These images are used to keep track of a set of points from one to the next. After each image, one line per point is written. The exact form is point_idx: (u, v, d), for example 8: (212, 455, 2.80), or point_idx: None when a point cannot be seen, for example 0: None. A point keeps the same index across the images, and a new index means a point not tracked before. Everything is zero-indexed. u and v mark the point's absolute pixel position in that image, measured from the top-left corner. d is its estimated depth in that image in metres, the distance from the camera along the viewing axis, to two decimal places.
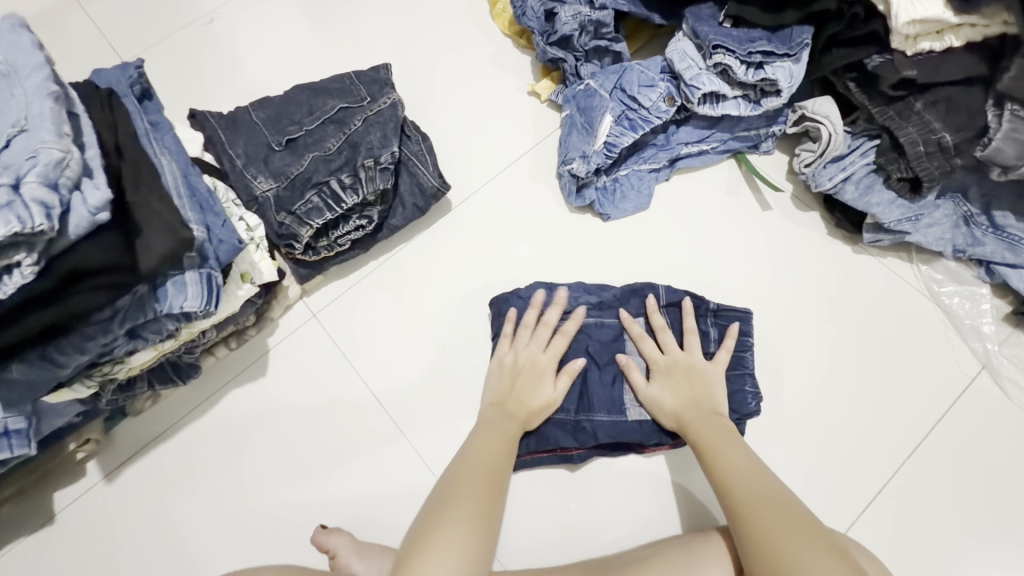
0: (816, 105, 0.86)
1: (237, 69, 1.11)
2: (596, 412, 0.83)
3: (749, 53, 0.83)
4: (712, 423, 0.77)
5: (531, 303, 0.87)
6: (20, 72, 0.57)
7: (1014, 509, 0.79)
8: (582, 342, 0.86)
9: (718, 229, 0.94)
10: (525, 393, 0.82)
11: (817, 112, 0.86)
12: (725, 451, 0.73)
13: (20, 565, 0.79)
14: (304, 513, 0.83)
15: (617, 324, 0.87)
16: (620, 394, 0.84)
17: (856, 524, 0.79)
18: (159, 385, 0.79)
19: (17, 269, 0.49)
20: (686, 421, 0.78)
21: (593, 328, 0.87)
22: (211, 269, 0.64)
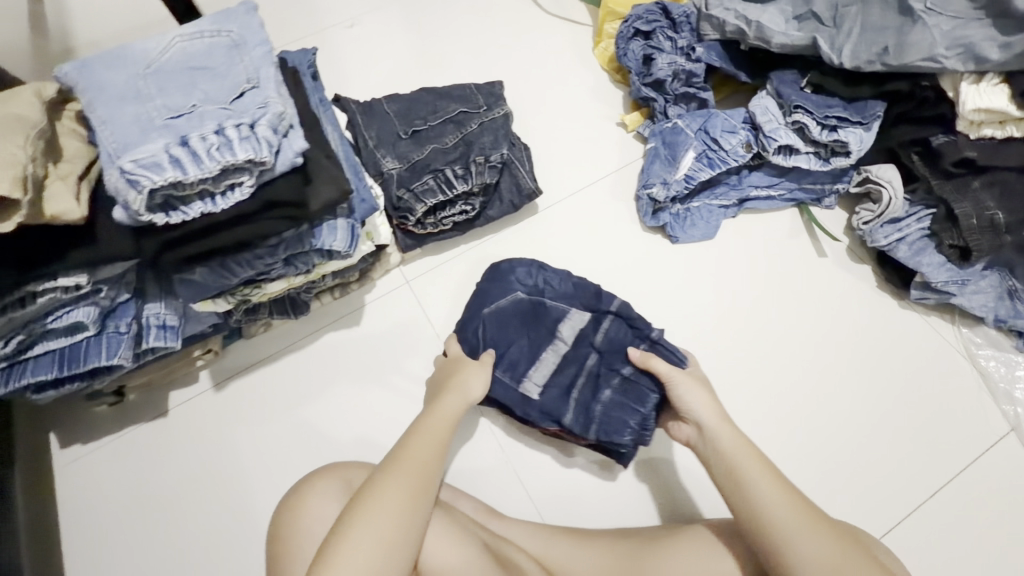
0: (880, 171, 0.97)
1: (370, 66, 1.29)
2: (499, 371, 0.91)
3: (826, 116, 0.95)
4: (736, 438, 0.73)
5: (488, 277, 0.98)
6: (248, 44, 0.73)
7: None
8: (528, 316, 0.94)
9: (776, 266, 1.04)
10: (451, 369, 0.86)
11: (881, 177, 0.97)
12: (751, 475, 0.69)
13: (135, 445, 0.92)
14: (374, 450, 0.94)
15: (570, 313, 0.94)
16: (527, 367, 0.91)
17: None
18: (276, 315, 0.93)
19: (238, 188, 0.63)
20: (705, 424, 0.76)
21: (541, 308, 0.95)
22: (355, 221, 0.78)
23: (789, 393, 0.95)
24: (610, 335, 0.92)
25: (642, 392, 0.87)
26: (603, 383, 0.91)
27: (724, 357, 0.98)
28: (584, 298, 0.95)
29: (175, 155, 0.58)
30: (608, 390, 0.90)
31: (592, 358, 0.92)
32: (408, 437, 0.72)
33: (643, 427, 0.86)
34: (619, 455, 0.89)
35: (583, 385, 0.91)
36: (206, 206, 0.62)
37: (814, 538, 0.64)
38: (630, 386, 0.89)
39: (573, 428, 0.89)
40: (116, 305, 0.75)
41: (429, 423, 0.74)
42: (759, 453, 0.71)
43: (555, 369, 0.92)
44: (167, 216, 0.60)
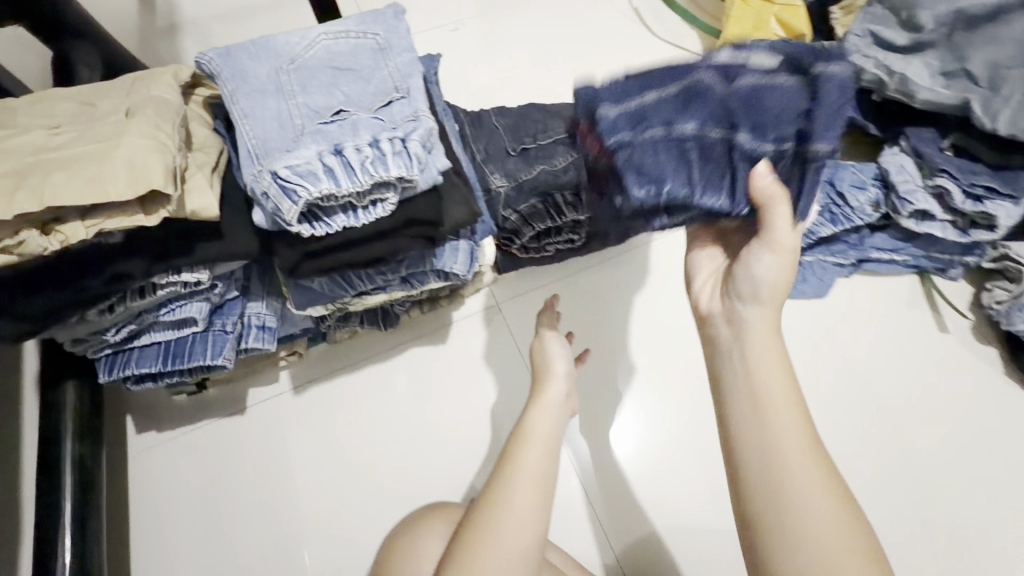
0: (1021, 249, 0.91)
1: (470, 74, 1.26)
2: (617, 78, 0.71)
3: (975, 184, 0.87)
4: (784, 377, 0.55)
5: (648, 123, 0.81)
6: (394, 50, 0.71)
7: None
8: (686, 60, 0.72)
9: (890, 336, 0.98)
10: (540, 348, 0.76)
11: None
12: (783, 417, 0.54)
13: (211, 440, 0.90)
14: (451, 474, 0.91)
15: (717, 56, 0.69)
16: (640, 93, 0.69)
17: None
18: (367, 325, 0.90)
19: (381, 203, 0.59)
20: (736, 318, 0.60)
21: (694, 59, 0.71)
22: (475, 243, 0.74)
23: (889, 472, 0.90)
24: (710, 87, 0.67)
25: (716, 176, 0.66)
26: (685, 120, 0.67)
27: (825, 425, 0.93)
28: (715, 56, 0.69)
29: (329, 165, 0.56)
30: (681, 133, 0.67)
31: (709, 82, 0.68)
32: (500, 474, 0.63)
33: (685, 198, 0.67)
34: (645, 217, 0.71)
35: (662, 103, 0.69)
36: (348, 220, 0.58)
37: (821, 485, 0.51)
38: (704, 153, 0.67)
39: (602, 132, 0.69)
40: (224, 302, 0.72)
41: (522, 459, 0.64)
42: (793, 376, 0.55)
43: (648, 81, 0.70)
44: (311, 227, 0.57)
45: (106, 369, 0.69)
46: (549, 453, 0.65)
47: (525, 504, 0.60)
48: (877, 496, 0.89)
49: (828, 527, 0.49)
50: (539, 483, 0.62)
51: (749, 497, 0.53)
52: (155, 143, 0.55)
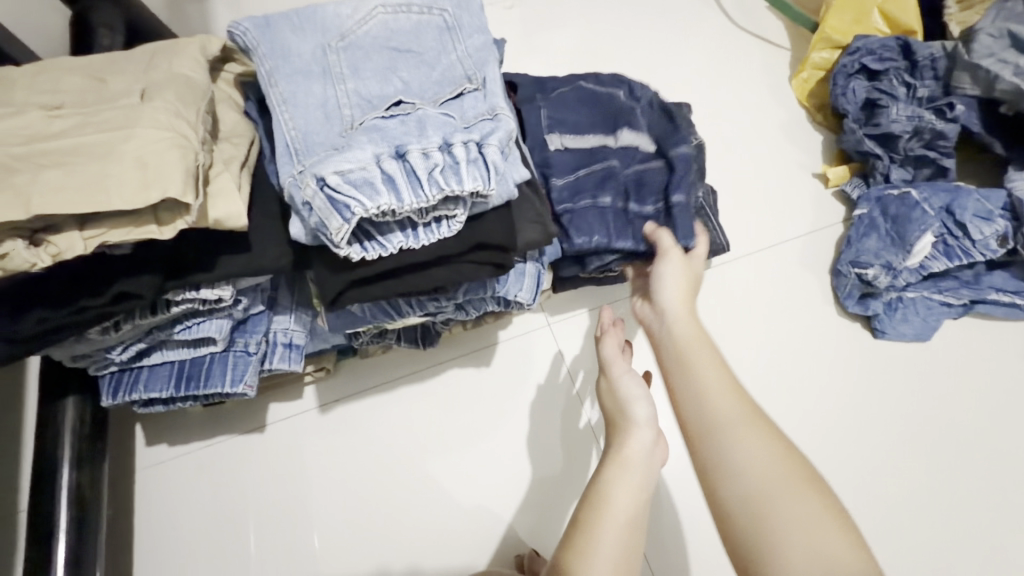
0: None
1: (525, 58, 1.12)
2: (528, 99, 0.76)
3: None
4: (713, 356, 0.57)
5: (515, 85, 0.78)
6: (464, 29, 0.59)
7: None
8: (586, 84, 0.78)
9: (1005, 391, 0.84)
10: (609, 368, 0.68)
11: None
12: (705, 380, 0.55)
13: (225, 458, 0.81)
14: (491, 520, 0.80)
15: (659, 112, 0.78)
16: (588, 138, 0.75)
17: None
18: (404, 343, 0.79)
19: (446, 222, 0.48)
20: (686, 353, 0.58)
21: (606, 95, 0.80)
22: (543, 266, 0.63)
23: (1006, 558, 0.76)
24: (645, 173, 0.75)
25: (637, 233, 0.72)
26: (613, 191, 0.72)
27: (925, 491, 0.80)
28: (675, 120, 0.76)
29: (389, 172, 0.44)
30: (610, 202, 0.72)
31: (618, 164, 0.74)
32: (573, 542, 0.54)
33: (606, 247, 0.71)
34: (582, 259, 0.74)
35: (595, 177, 0.72)
36: (407, 240, 0.47)
37: (749, 436, 0.50)
38: (623, 218, 0.72)
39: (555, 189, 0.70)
40: (248, 317, 0.62)
41: (599, 535, 0.53)
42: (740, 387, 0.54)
43: (588, 151, 0.74)
44: (363, 247, 0.46)
45: (108, 394, 0.60)
46: (633, 532, 0.54)
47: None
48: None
49: (764, 472, 0.48)
50: (621, 568, 0.52)
51: (693, 449, 0.53)
52: (176, 138, 0.44)
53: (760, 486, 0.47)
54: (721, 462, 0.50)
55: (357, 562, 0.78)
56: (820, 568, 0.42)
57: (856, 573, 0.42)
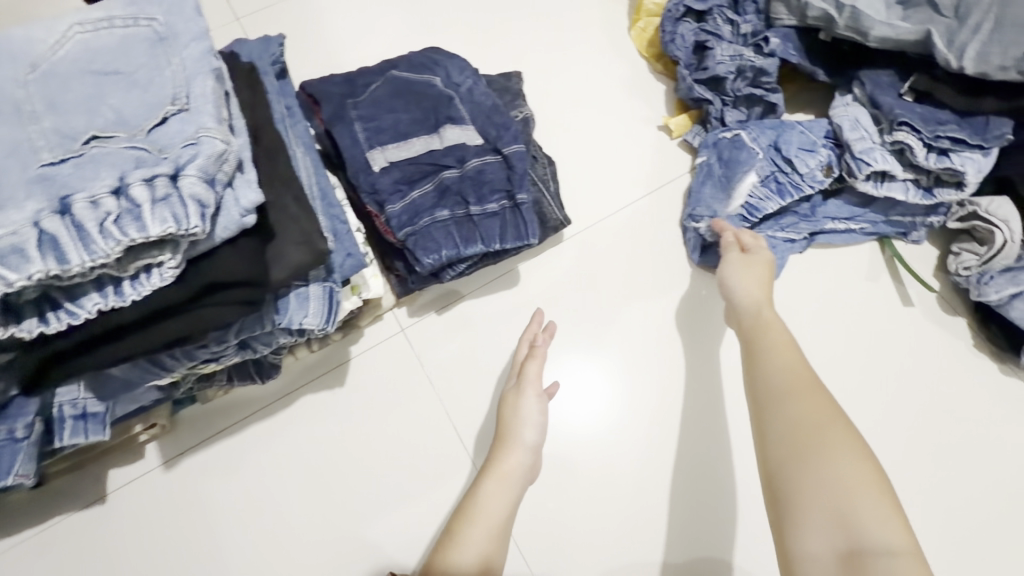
0: (993, 206, 0.78)
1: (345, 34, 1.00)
2: (348, 116, 0.72)
3: (933, 137, 0.76)
4: (784, 333, 0.61)
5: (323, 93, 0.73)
6: (180, 39, 0.52)
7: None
8: (402, 86, 0.76)
9: (852, 316, 0.86)
10: (510, 403, 0.72)
11: (994, 214, 0.77)
12: (773, 350, 0.59)
13: (62, 540, 0.74)
14: (365, 548, 0.76)
15: (487, 103, 0.77)
16: (415, 147, 0.72)
17: None
18: (237, 381, 0.73)
19: (156, 270, 0.42)
20: (756, 312, 0.64)
21: (423, 86, 0.77)
22: (334, 284, 0.58)
23: None
24: (484, 168, 0.71)
25: (485, 235, 0.69)
26: (450, 201, 0.70)
27: None
28: (504, 116, 0.76)
29: (49, 232, 0.38)
30: (449, 212, 0.69)
31: (452, 171, 0.71)
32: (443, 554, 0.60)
33: (456, 258, 0.69)
34: (435, 273, 0.72)
35: (430, 194, 0.70)
36: (107, 300, 0.42)
37: (805, 411, 0.53)
38: (469, 224, 0.69)
39: (389, 218, 0.68)
40: (8, 401, 0.54)
41: (467, 540, 0.61)
42: (823, 386, 0.55)
43: (417, 162, 0.71)
44: (45, 320, 0.40)
45: None
46: (497, 540, 0.62)
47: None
48: None
49: (814, 434, 0.51)
50: (479, 570, 0.59)
51: (759, 414, 0.56)
52: None
53: (806, 441, 0.51)
54: (781, 423, 0.53)
55: None
56: (843, 516, 0.47)
57: (869, 512, 0.47)
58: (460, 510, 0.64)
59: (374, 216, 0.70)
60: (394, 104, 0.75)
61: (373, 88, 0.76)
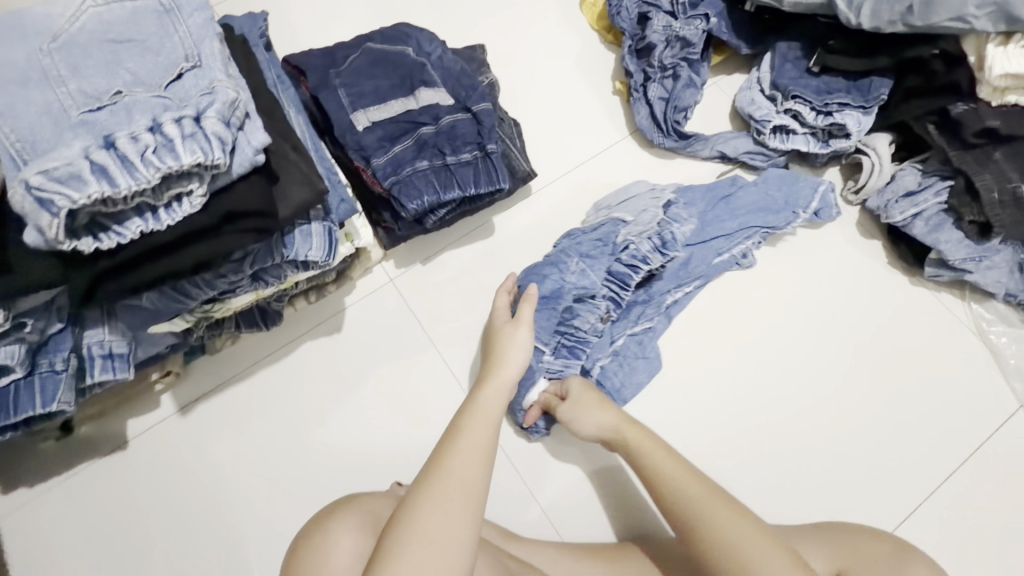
0: (870, 139, 0.97)
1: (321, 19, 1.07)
2: (333, 83, 0.80)
3: (655, 251, 0.87)
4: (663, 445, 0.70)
5: (306, 65, 0.81)
6: (183, 10, 0.59)
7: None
8: (378, 55, 0.85)
9: (787, 244, 0.97)
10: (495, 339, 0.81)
11: (870, 144, 0.96)
12: (662, 462, 0.68)
13: (89, 484, 0.81)
14: (370, 470, 0.85)
15: (456, 69, 0.86)
16: (394, 107, 0.81)
17: (898, 530, 0.81)
18: (244, 328, 0.81)
19: (186, 199, 0.51)
20: (623, 433, 0.72)
21: (397, 56, 0.85)
22: (332, 223, 0.67)
23: (806, 380, 0.89)
24: (456, 124, 0.81)
25: (460, 181, 0.78)
26: (428, 153, 0.79)
27: (734, 345, 0.91)
28: (472, 79, 0.85)
29: (99, 162, 0.46)
30: (428, 162, 0.78)
31: (428, 128, 0.80)
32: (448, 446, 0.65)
33: (437, 203, 0.78)
34: (418, 219, 0.81)
35: (410, 148, 0.79)
36: (147, 224, 0.50)
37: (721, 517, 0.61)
38: (445, 173, 0.78)
39: (375, 170, 0.77)
40: (47, 338, 0.62)
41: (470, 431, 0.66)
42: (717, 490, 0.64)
43: (397, 120, 0.80)
44: (98, 239, 0.48)
45: None
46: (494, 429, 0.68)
47: (456, 490, 0.59)
48: (800, 406, 0.88)
49: (741, 543, 0.59)
50: (483, 455, 0.64)
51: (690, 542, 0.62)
52: None
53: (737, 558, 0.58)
54: (710, 545, 0.60)
55: (243, 546, 0.81)
56: None
57: None
58: (460, 412, 0.70)
59: (360, 170, 0.79)
60: (372, 72, 0.83)
61: (351, 58, 0.84)
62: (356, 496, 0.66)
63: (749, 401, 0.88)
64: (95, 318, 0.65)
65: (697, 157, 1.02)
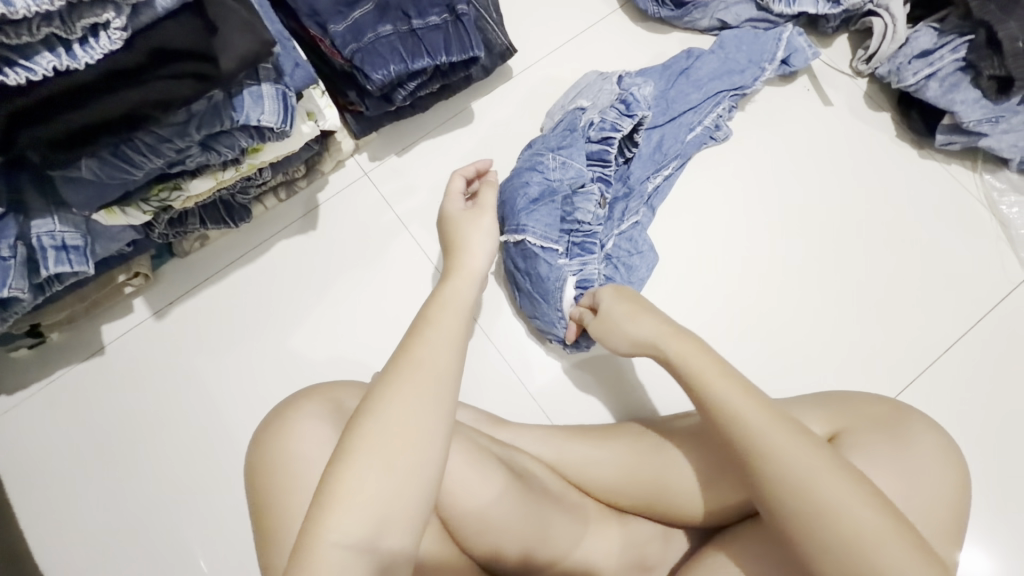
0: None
1: None
2: None
3: (622, 117, 0.80)
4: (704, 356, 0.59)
5: None
6: None
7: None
8: None
9: (788, 120, 0.90)
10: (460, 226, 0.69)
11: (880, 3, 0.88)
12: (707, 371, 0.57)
13: (69, 390, 0.79)
14: (356, 368, 0.83)
15: None
16: None
17: None
18: (211, 225, 0.77)
19: (103, 33, 0.45)
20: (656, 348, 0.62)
21: None
22: (286, 88, 0.60)
23: (804, 261, 0.86)
24: None
25: (430, 48, 0.71)
26: (392, 17, 0.70)
27: (731, 228, 0.87)
28: None
29: None
30: (392, 27, 0.70)
31: None
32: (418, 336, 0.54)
33: (405, 74, 0.72)
34: (387, 94, 0.75)
35: (371, 10, 0.70)
36: (61, 61, 0.44)
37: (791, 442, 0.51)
38: (413, 39, 0.71)
39: (335, 39, 0.69)
40: None
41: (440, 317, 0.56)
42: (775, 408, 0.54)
43: None
44: (6, 73, 0.43)
45: None
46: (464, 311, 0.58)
47: (433, 373, 0.50)
48: (798, 287, 0.85)
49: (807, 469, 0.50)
50: (455, 338, 0.54)
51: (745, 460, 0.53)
52: None
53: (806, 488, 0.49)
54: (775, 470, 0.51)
55: (233, 445, 0.80)
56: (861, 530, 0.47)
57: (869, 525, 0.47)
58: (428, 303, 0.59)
59: (320, 41, 0.72)
60: None
61: None
62: (321, 384, 0.57)
63: (745, 284, 0.85)
64: (39, 207, 0.60)
65: (695, 29, 0.93)
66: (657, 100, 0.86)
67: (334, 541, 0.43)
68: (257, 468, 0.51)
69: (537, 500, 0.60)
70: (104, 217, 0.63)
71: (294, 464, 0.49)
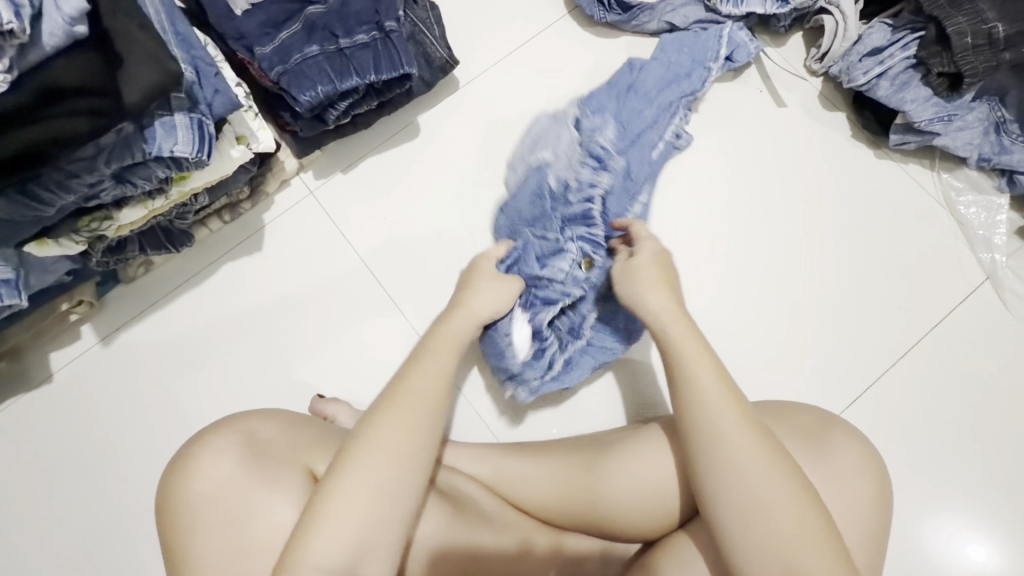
0: None
1: None
2: None
3: (597, 171, 0.80)
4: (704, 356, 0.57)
5: None
6: None
7: (1013, 423, 0.79)
8: None
9: (739, 123, 0.88)
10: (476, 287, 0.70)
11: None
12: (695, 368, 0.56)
13: (18, 418, 0.79)
14: (303, 389, 0.82)
15: None
16: None
17: (845, 412, 0.79)
18: (151, 251, 0.76)
19: None
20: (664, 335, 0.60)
21: None
22: (202, 116, 0.59)
23: (758, 268, 0.84)
24: None
25: (359, 68, 0.70)
26: (319, 37, 0.69)
27: (682, 236, 0.85)
28: None
29: None
30: (319, 48, 0.69)
31: (317, 6, 0.70)
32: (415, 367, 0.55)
33: (335, 95, 0.71)
34: (320, 114, 0.74)
35: (298, 32, 0.69)
36: None
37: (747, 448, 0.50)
38: (341, 59, 0.70)
39: (261, 62, 0.69)
40: None
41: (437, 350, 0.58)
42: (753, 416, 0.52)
43: None
44: None
45: None
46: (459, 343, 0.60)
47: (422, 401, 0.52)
48: (750, 295, 0.83)
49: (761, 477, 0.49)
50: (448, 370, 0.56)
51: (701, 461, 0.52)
52: None
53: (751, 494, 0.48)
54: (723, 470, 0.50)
55: None
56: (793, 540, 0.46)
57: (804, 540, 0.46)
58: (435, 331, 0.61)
59: (248, 63, 0.71)
60: None
61: None
62: (234, 415, 0.57)
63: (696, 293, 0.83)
64: None
65: (645, 32, 0.91)
66: (619, 135, 0.83)
67: (294, 570, 0.43)
68: (168, 511, 0.51)
69: (467, 524, 0.60)
70: (34, 250, 0.63)
71: (198, 506, 0.50)
